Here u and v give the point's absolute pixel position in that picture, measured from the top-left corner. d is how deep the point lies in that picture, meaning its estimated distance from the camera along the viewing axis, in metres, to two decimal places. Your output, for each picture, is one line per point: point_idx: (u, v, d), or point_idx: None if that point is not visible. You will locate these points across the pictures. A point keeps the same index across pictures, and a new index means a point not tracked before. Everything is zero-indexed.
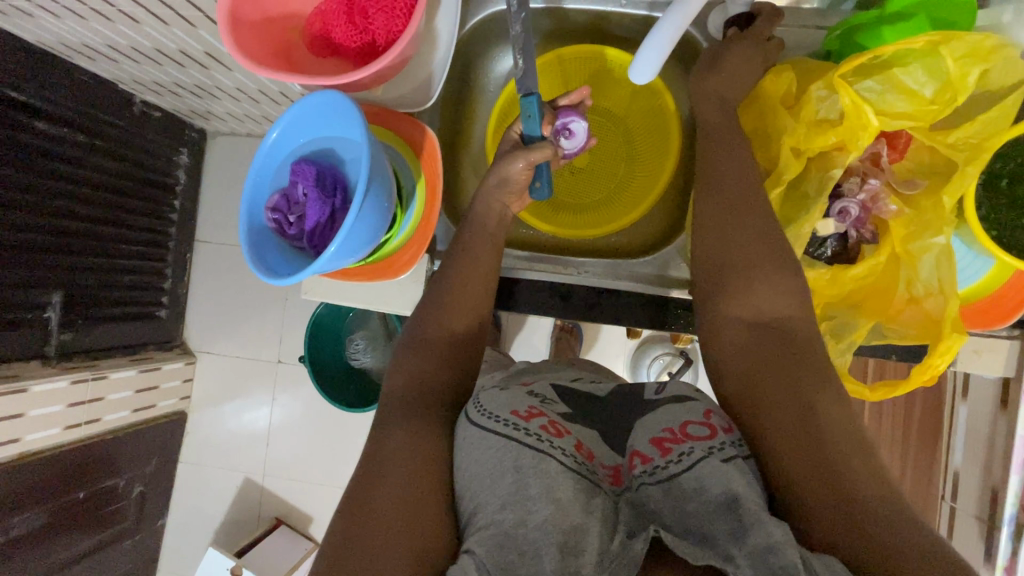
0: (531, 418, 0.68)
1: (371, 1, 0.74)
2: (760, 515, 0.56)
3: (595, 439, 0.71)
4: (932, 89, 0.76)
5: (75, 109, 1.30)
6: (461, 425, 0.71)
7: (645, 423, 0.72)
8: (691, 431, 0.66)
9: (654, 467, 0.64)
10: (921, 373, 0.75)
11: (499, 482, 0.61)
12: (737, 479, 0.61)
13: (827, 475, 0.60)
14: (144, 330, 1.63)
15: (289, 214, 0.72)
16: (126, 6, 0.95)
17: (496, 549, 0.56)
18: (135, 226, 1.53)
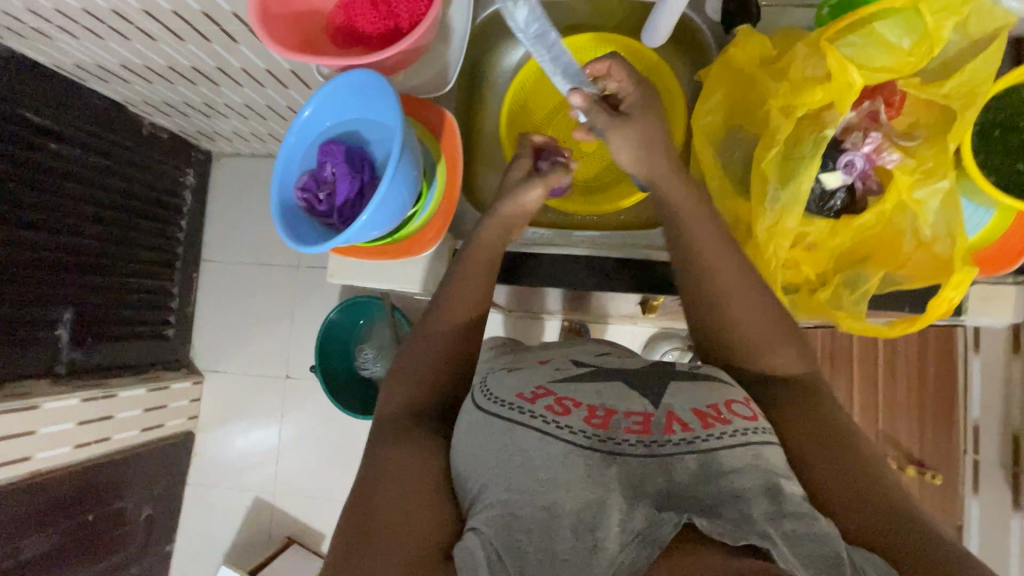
0: (537, 399, 0.62)
1: None
2: (800, 503, 0.53)
3: (623, 394, 0.63)
4: (911, 41, 0.65)
5: (88, 131, 1.33)
6: (466, 408, 0.65)
7: (680, 387, 0.63)
8: (735, 410, 0.60)
9: (694, 437, 0.57)
10: (936, 306, 0.66)
11: (507, 466, 0.56)
12: (776, 461, 0.57)
13: (832, 450, 0.60)
14: (151, 350, 1.62)
15: (317, 194, 0.64)
16: (144, 22, 0.98)
17: (505, 529, 0.52)
18: (142, 245, 1.54)
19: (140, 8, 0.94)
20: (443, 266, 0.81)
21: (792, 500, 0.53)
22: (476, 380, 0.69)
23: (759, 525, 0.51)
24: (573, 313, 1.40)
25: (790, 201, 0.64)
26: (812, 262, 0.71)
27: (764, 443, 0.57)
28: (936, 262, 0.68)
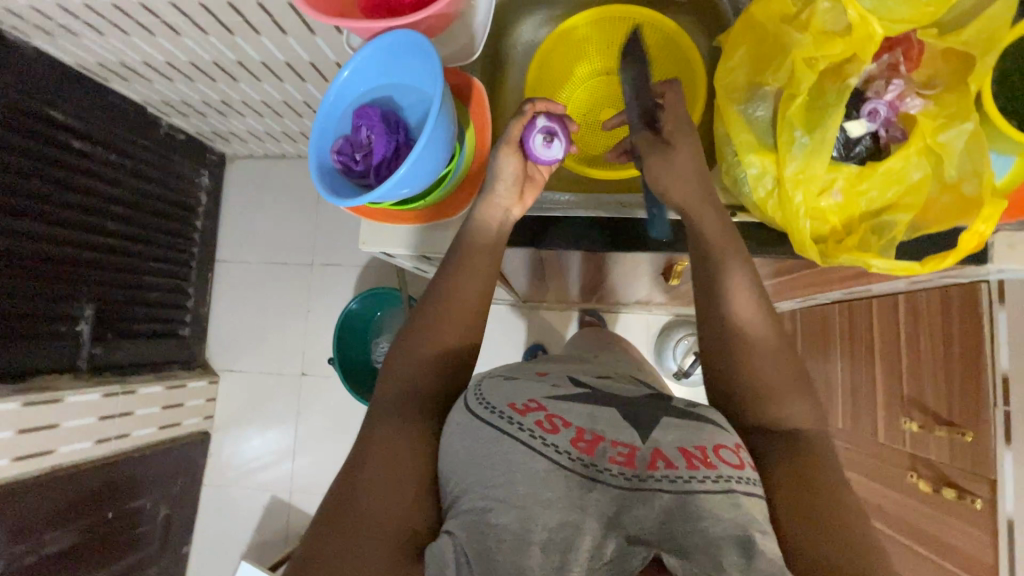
0: (528, 412, 0.53)
1: None
2: (772, 562, 0.44)
3: (615, 421, 0.54)
4: None
5: (107, 131, 1.35)
6: (456, 408, 0.57)
7: (672, 421, 0.54)
8: (722, 456, 0.50)
9: (678, 477, 0.49)
10: (966, 241, 0.52)
11: (489, 473, 0.49)
12: (757, 513, 0.48)
13: (797, 485, 0.51)
14: (168, 349, 1.64)
15: (355, 153, 0.62)
16: (171, 16, 0.98)
17: (476, 536, 0.46)
18: (159, 243, 1.56)
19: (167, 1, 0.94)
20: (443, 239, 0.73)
21: (766, 557, 0.44)
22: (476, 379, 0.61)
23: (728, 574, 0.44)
24: (587, 301, 1.39)
25: (816, 145, 0.57)
26: (839, 213, 0.59)
27: (750, 495, 0.48)
28: (959, 206, 0.57)
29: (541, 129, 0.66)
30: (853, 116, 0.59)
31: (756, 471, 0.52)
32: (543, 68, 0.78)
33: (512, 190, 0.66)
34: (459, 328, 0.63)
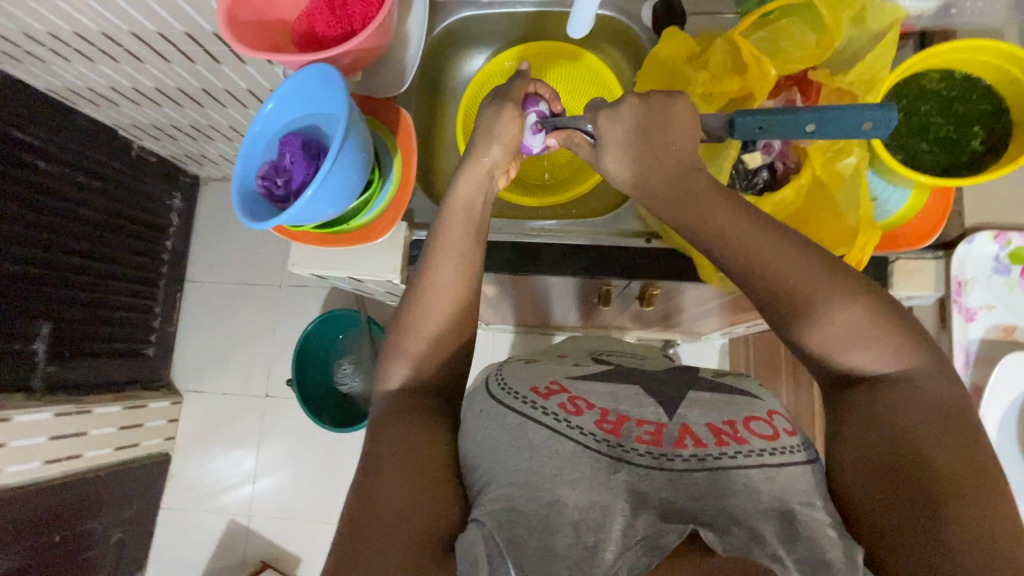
0: (550, 396, 0.59)
1: None
2: (816, 529, 0.48)
3: (638, 399, 0.60)
4: (816, 35, 0.63)
5: (76, 152, 1.37)
6: (478, 396, 0.63)
7: (699, 399, 0.60)
8: (754, 428, 0.56)
9: (706, 454, 0.54)
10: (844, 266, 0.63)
11: (514, 457, 0.53)
12: (796, 486, 0.51)
13: (880, 440, 0.49)
14: (131, 368, 1.63)
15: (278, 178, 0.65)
16: (132, 44, 1.03)
17: (505, 523, 0.49)
18: (125, 263, 1.57)
19: (128, 31, 0.99)
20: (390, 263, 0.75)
21: (809, 526, 0.48)
22: (491, 370, 0.67)
23: (768, 545, 0.48)
24: (544, 325, 1.43)
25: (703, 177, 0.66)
26: None
27: (783, 465, 0.53)
28: (842, 236, 0.63)
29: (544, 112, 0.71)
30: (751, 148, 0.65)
31: (796, 436, 0.56)
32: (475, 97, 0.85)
33: (509, 151, 0.67)
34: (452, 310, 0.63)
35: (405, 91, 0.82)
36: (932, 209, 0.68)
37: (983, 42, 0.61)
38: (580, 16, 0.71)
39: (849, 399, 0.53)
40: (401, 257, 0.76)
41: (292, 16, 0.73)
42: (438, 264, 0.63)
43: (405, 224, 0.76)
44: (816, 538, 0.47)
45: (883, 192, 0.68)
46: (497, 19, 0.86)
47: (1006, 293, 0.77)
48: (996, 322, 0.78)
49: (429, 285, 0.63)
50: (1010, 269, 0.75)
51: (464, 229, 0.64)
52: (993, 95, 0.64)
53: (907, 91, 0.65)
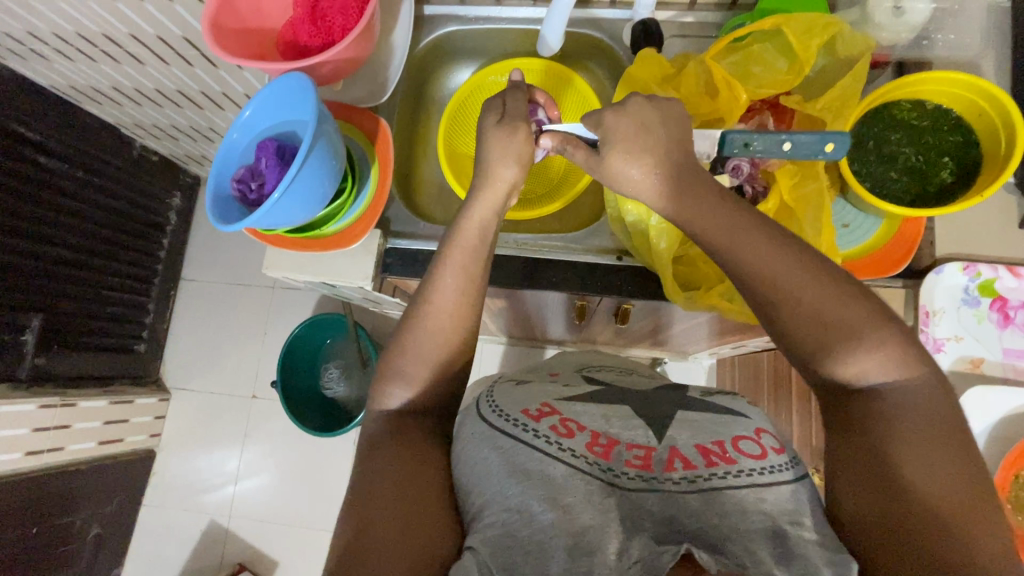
0: (542, 418, 0.59)
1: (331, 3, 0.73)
2: (809, 549, 0.47)
3: (628, 423, 0.60)
4: (786, 62, 0.66)
5: (76, 148, 1.39)
6: (469, 419, 0.62)
7: (690, 419, 0.60)
8: (743, 448, 0.55)
9: (696, 476, 0.53)
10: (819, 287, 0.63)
11: (508, 482, 0.53)
12: (788, 506, 0.50)
13: (874, 454, 0.48)
14: (120, 363, 1.64)
15: (251, 181, 0.67)
16: (131, 46, 1.04)
17: (501, 549, 0.48)
18: (121, 259, 1.59)
19: (127, 33, 1.00)
20: (361, 271, 0.76)
21: (800, 545, 0.47)
22: (485, 390, 0.67)
23: (764, 564, 0.46)
24: (529, 338, 1.43)
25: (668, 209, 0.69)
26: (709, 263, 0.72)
27: (773, 484, 0.52)
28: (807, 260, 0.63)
29: (541, 120, 0.72)
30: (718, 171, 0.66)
31: (784, 455, 0.56)
32: (461, 108, 0.86)
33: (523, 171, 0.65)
34: (459, 327, 0.62)
35: (389, 102, 0.83)
36: (903, 236, 0.68)
37: (955, 75, 0.62)
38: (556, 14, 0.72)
39: (843, 408, 0.52)
40: (374, 264, 0.77)
41: (278, 24, 0.76)
42: (443, 282, 0.62)
43: (380, 232, 0.77)
44: (806, 555, 0.46)
45: (854, 219, 0.69)
46: (483, 34, 0.88)
47: (975, 326, 0.72)
48: (964, 353, 0.71)
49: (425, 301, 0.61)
50: (978, 301, 0.71)
51: (464, 242, 0.63)
52: (963, 127, 0.64)
53: (879, 119, 0.65)
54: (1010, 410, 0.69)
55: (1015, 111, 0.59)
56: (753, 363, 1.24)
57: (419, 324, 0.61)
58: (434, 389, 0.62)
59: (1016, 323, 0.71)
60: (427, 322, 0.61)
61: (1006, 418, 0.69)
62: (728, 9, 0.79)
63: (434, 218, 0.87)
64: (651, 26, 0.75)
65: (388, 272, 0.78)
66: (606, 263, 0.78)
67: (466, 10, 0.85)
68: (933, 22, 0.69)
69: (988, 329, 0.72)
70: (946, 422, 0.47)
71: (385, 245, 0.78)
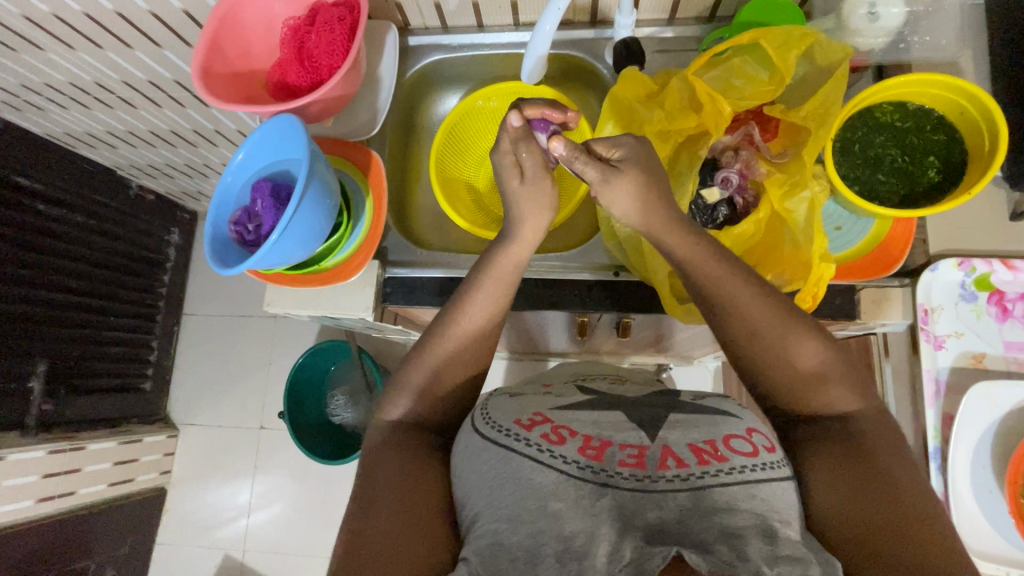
0: (534, 427, 0.57)
1: (315, 42, 0.73)
2: (797, 548, 0.48)
3: (619, 424, 0.58)
4: (768, 73, 0.67)
5: (75, 194, 1.40)
6: (464, 430, 0.60)
7: (680, 420, 0.58)
8: (734, 446, 0.55)
9: (690, 474, 0.53)
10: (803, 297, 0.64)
11: (498, 493, 0.53)
12: (775, 503, 0.51)
13: (845, 466, 0.52)
14: (126, 403, 1.64)
15: (249, 224, 0.68)
16: (124, 92, 1.06)
17: (491, 558, 0.49)
18: (123, 298, 1.59)
19: (120, 80, 1.02)
20: (361, 303, 0.77)
21: (788, 543, 0.48)
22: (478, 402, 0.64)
23: (752, 561, 0.47)
24: (532, 352, 1.43)
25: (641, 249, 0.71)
26: None
27: (763, 482, 0.52)
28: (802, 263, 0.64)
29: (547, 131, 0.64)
30: (709, 183, 0.68)
31: (776, 452, 0.55)
32: (452, 133, 0.87)
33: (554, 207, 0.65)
34: (468, 355, 0.64)
35: (378, 135, 0.85)
36: (895, 237, 0.69)
37: (937, 77, 0.62)
38: (540, 35, 0.67)
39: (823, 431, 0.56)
40: (374, 295, 0.77)
41: (266, 65, 0.77)
42: (473, 311, 0.64)
43: (378, 263, 0.78)
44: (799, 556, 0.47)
45: (846, 222, 0.71)
46: (467, 61, 0.89)
47: (975, 321, 0.72)
48: (966, 349, 0.72)
49: (454, 330, 0.64)
50: (975, 296, 0.72)
51: (509, 283, 0.65)
52: (946, 126, 0.65)
53: (863, 123, 0.66)
54: (1019, 404, 0.69)
55: (996, 111, 0.60)
56: None
57: (423, 358, 0.63)
58: (429, 407, 0.63)
59: (1016, 316, 0.71)
60: (453, 356, 0.64)
61: (1009, 411, 0.69)
62: (707, 22, 0.80)
63: (432, 243, 0.89)
64: (633, 45, 0.76)
65: (388, 301, 0.79)
66: (602, 281, 0.78)
67: (449, 38, 0.87)
68: (909, 24, 0.70)
69: (987, 323, 0.72)
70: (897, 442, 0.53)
71: (384, 275, 0.79)
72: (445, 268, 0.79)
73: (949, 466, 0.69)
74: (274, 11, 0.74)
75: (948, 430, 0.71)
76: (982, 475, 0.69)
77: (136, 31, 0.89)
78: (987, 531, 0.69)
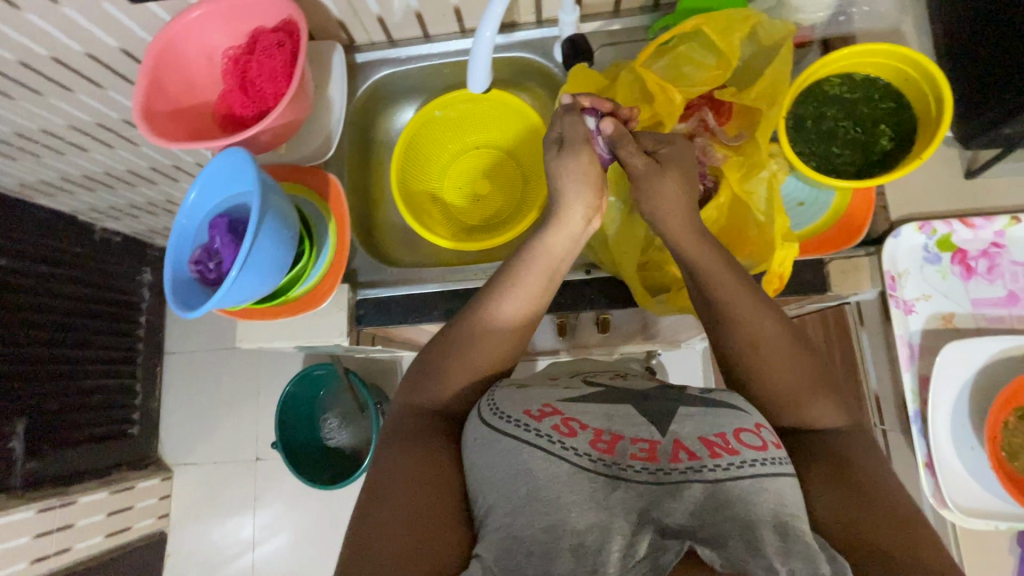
0: (544, 417, 0.54)
1: (255, 70, 0.72)
2: (807, 545, 0.47)
3: (631, 417, 0.55)
4: (715, 58, 0.68)
5: (36, 244, 1.37)
6: (472, 422, 0.58)
7: (689, 413, 0.55)
8: (745, 439, 0.52)
9: (701, 467, 0.51)
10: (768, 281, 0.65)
11: (512, 486, 0.51)
12: (786, 497, 0.50)
13: (833, 470, 0.54)
14: (115, 451, 1.61)
15: (209, 263, 0.66)
16: (74, 137, 1.03)
17: (505, 553, 0.49)
18: (101, 345, 1.56)
19: (67, 125, 0.99)
20: (336, 328, 0.76)
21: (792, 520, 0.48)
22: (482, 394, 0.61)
23: (766, 558, 0.46)
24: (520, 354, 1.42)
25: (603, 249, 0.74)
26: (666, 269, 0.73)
27: (775, 476, 0.50)
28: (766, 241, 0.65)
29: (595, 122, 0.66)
30: None
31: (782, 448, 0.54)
32: (411, 148, 0.86)
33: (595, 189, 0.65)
34: (491, 353, 0.63)
35: (335, 156, 0.84)
36: (854, 210, 0.70)
37: (878, 46, 0.63)
38: (479, 60, 0.66)
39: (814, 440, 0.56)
40: (347, 319, 0.76)
41: (211, 98, 0.75)
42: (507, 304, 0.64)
43: (348, 287, 0.77)
44: (808, 552, 0.47)
45: (808, 197, 0.71)
46: (417, 73, 0.88)
47: (941, 282, 0.73)
48: (936, 310, 0.73)
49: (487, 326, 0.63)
50: (939, 257, 0.73)
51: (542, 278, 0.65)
52: (894, 93, 0.66)
53: (813, 98, 0.67)
54: (991, 358, 0.70)
55: (937, 74, 0.61)
56: None
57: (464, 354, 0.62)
58: None
59: (980, 274, 0.72)
60: (470, 363, 0.62)
61: (985, 366, 0.70)
62: (651, 10, 0.80)
63: (403, 260, 0.89)
64: (580, 41, 0.75)
65: (363, 323, 0.78)
66: (574, 279, 0.78)
67: (396, 51, 0.86)
68: None
69: (953, 283, 0.73)
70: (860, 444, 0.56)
71: (354, 298, 0.78)
72: (423, 285, 0.78)
73: (931, 427, 0.70)
74: (213, 42, 0.73)
75: (926, 391, 0.72)
76: (962, 433, 0.70)
77: (76, 73, 0.87)
78: (971, 487, 0.70)
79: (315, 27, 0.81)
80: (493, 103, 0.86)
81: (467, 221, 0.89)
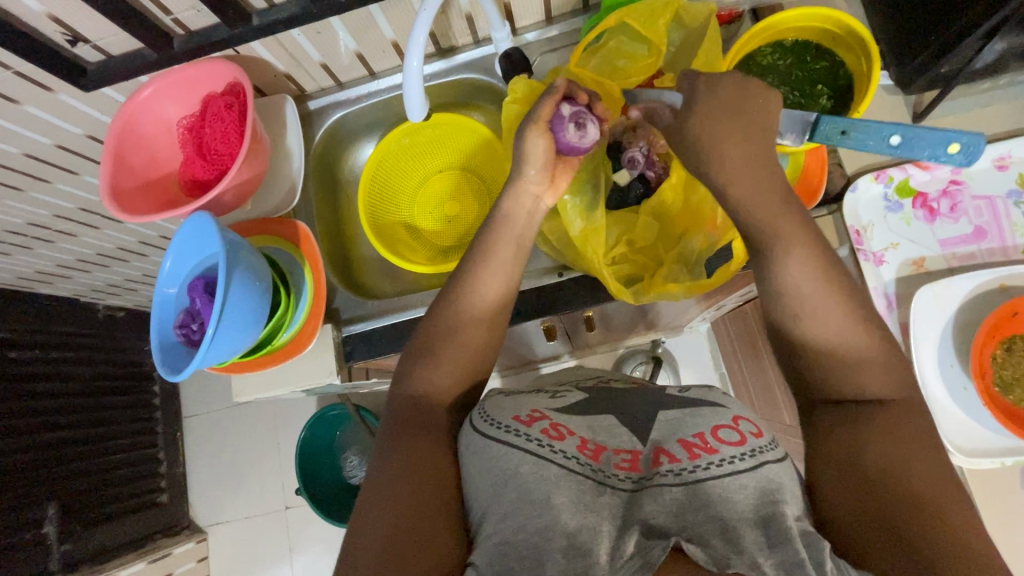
0: (534, 423, 0.56)
1: (209, 133, 0.74)
2: (790, 526, 0.46)
3: (612, 428, 0.58)
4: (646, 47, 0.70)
5: (44, 331, 1.40)
6: (462, 432, 0.57)
7: (674, 418, 0.58)
8: (722, 436, 0.54)
9: (682, 469, 0.52)
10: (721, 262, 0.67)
11: (502, 490, 0.51)
12: (771, 485, 0.50)
13: (846, 455, 0.49)
14: (147, 520, 1.63)
15: (193, 324, 0.69)
16: (61, 225, 1.07)
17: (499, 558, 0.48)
18: (120, 418, 1.59)
19: (51, 215, 1.03)
20: (324, 369, 0.77)
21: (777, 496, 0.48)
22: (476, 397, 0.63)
23: (747, 552, 0.46)
24: (526, 364, 1.43)
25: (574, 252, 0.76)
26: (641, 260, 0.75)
27: (757, 468, 0.51)
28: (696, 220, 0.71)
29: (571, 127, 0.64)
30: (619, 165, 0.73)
31: (763, 437, 0.54)
32: (375, 181, 0.87)
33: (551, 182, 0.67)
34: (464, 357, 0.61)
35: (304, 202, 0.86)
36: (811, 169, 0.72)
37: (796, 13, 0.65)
38: (413, 98, 0.68)
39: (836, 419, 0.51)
40: (335, 358, 0.78)
41: (174, 167, 0.78)
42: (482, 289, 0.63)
43: (332, 325, 0.79)
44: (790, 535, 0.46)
45: None
46: (370, 110, 0.91)
47: (906, 228, 0.74)
48: (905, 256, 0.74)
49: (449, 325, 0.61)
50: (900, 205, 0.75)
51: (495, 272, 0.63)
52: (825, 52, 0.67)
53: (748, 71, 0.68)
54: (967, 297, 0.70)
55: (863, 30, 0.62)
56: (738, 315, 1.22)
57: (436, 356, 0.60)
58: None
59: (944, 214, 0.73)
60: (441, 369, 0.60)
61: (962, 305, 0.70)
62: (583, 12, 0.82)
63: (384, 291, 0.91)
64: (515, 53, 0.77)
65: (352, 359, 0.80)
66: (549, 282, 0.80)
67: (347, 93, 0.89)
68: None
69: (919, 227, 0.74)
70: (903, 415, 0.48)
71: (339, 335, 0.80)
72: (412, 311, 0.80)
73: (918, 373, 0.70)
74: (169, 114, 0.76)
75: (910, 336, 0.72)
76: (952, 374, 0.70)
77: (52, 165, 0.91)
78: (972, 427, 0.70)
79: (265, 84, 0.84)
80: (447, 124, 0.87)
81: (443, 243, 0.91)
